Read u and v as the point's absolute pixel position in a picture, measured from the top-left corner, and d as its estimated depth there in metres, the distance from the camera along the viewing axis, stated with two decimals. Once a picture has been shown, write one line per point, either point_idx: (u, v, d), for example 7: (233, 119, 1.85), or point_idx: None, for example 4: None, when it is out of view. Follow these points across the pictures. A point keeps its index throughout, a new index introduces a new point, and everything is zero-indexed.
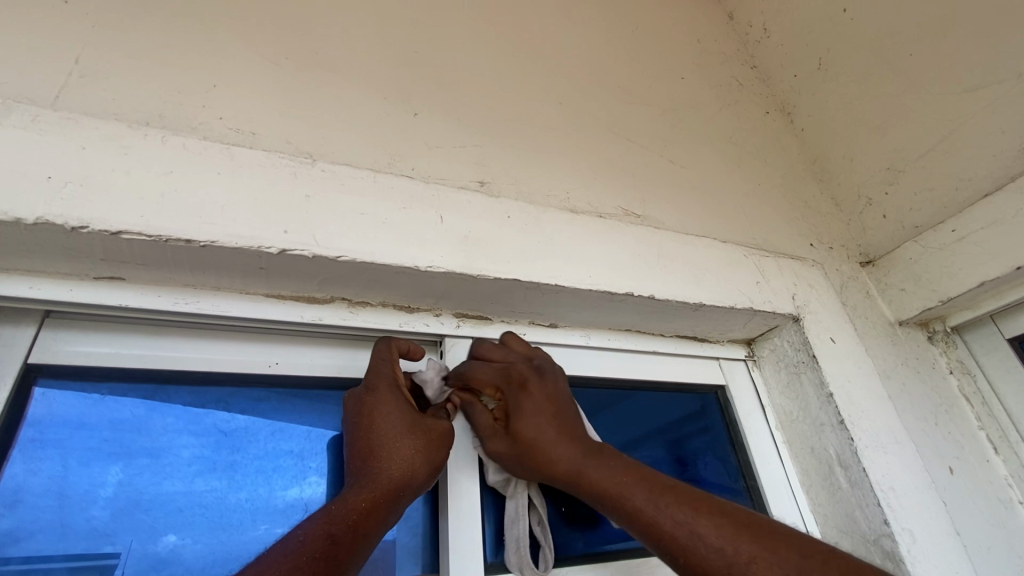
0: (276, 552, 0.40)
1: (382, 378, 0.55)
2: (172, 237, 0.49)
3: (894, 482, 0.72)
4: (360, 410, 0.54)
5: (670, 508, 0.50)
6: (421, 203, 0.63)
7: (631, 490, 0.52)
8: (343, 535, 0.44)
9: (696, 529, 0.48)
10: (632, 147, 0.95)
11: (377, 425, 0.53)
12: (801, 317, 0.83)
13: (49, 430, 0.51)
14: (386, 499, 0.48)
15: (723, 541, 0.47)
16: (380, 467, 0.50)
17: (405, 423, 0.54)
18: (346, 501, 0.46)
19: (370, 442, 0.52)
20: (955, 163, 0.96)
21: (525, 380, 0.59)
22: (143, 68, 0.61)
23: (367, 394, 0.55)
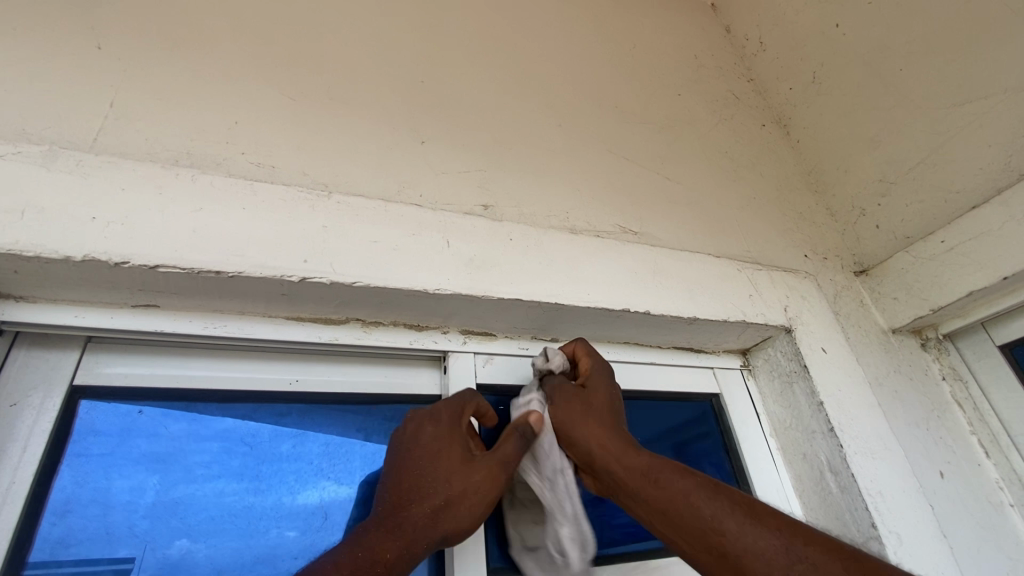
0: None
1: (446, 419, 0.60)
2: (203, 269, 0.54)
3: (882, 486, 0.75)
4: (421, 450, 0.57)
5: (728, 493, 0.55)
6: (429, 229, 0.68)
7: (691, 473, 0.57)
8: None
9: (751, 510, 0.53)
10: (630, 165, 0.99)
11: (427, 470, 0.56)
12: (793, 328, 0.86)
13: (93, 445, 0.56)
14: (410, 550, 0.51)
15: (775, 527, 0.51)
16: (413, 512, 0.53)
17: (451, 471, 0.56)
18: (371, 547, 0.50)
19: (415, 485, 0.55)
20: (944, 175, 0.99)
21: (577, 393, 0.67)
22: (171, 109, 0.67)
23: (433, 432, 0.59)
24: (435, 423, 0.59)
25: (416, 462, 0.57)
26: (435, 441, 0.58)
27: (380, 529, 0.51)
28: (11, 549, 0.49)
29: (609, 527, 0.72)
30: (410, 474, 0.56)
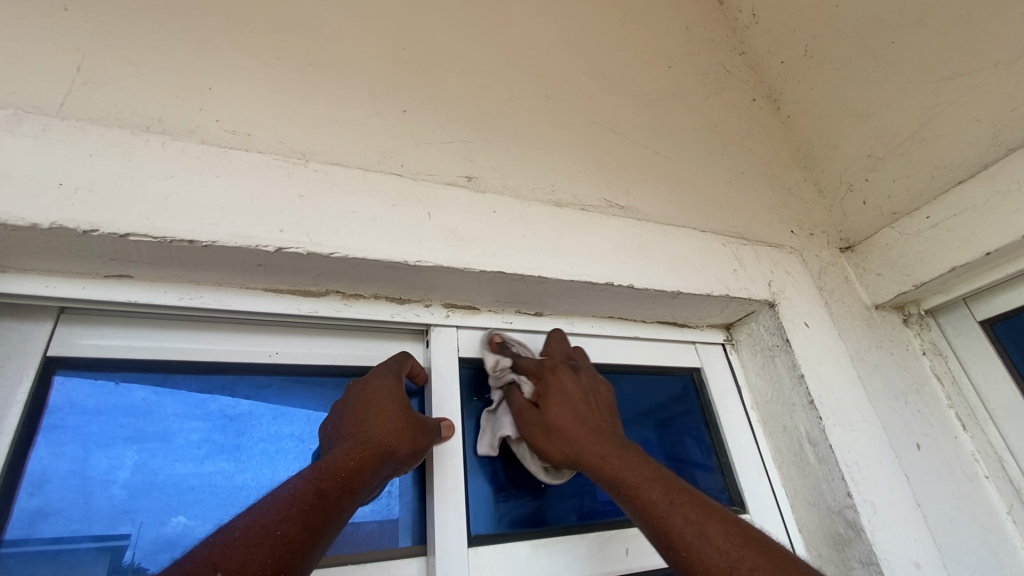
0: (269, 505, 0.44)
1: (386, 367, 0.63)
2: (176, 238, 0.53)
3: (860, 458, 0.77)
4: (362, 389, 0.59)
5: (684, 507, 0.51)
6: (410, 201, 0.67)
7: (643, 463, 0.57)
8: (330, 492, 0.48)
9: (705, 531, 0.49)
10: (618, 138, 0.97)
11: (375, 402, 0.58)
12: (776, 302, 0.87)
13: (69, 417, 0.56)
14: (372, 463, 0.52)
15: (729, 547, 0.48)
16: (370, 433, 0.55)
17: (402, 407, 0.59)
18: (335, 461, 0.51)
19: (366, 414, 0.57)
20: (931, 150, 0.98)
21: (556, 365, 0.67)
22: (143, 74, 0.64)
23: (372, 377, 0.61)
24: (371, 372, 0.62)
25: (360, 400, 0.58)
26: (375, 383, 0.60)
27: (340, 451, 0.52)
28: None
29: (591, 498, 0.74)
30: (361, 408, 0.57)
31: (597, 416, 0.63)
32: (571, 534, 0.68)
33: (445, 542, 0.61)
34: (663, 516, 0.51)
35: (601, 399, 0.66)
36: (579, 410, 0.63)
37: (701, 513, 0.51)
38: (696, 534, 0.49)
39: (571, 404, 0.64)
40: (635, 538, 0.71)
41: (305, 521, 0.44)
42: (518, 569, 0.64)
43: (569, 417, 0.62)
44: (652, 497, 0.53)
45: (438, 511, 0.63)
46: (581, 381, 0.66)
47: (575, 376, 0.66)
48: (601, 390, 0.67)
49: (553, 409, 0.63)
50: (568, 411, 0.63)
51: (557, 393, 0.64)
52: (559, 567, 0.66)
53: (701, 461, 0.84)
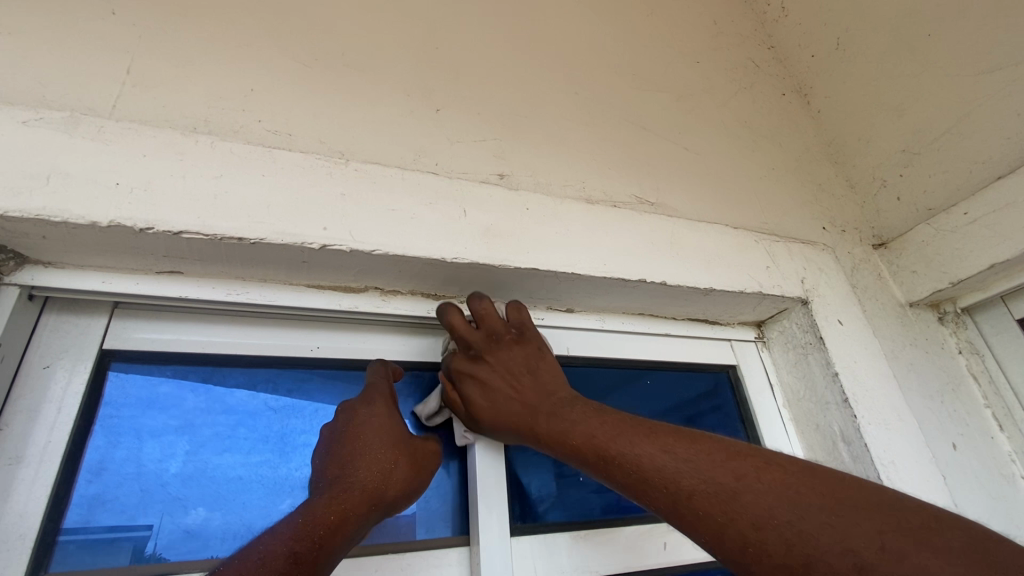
0: (240, 563, 0.42)
1: (377, 393, 0.61)
2: (226, 235, 0.54)
3: (896, 457, 0.76)
4: (353, 418, 0.59)
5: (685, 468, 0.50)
6: (446, 199, 0.67)
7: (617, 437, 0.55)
8: (309, 550, 0.45)
9: (714, 485, 0.48)
10: (648, 135, 0.97)
11: (365, 442, 0.56)
12: (809, 299, 0.86)
13: (124, 408, 0.58)
14: (354, 513, 0.50)
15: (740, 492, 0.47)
16: (356, 480, 0.53)
17: (393, 441, 0.58)
18: (315, 512, 0.48)
19: (355, 454, 0.55)
20: (969, 145, 0.96)
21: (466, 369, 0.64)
22: (190, 76, 0.66)
23: (363, 408, 0.60)
24: (362, 401, 0.61)
25: (350, 437, 0.57)
26: (365, 417, 0.59)
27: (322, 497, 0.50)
28: (51, 502, 0.51)
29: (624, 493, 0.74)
30: (350, 446, 0.56)
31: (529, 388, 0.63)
32: (609, 526, 0.69)
33: (487, 530, 0.62)
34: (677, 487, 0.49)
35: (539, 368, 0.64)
36: (513, 384, 0.63)
37: (700, 465, 0.50)
38: (697, 477, 0.49)
39: (496, 399, 0.62)
40: (672, 533, 0.71)
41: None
42: (557, 560, 0.64)
43: (497, 415, 0.62)
44: (629, 464, 0.52)
45: (479, 501, 0.64)
46: (493, 367, 0.64)
47: (486, 365, 0.64)
48: (515, 354, 0.64)
49: (486, 416, 0.62)
50: (495, 411, 0.62)
51: (478, 402, 0.62)
52: (595, 560, 0.66)
53: None
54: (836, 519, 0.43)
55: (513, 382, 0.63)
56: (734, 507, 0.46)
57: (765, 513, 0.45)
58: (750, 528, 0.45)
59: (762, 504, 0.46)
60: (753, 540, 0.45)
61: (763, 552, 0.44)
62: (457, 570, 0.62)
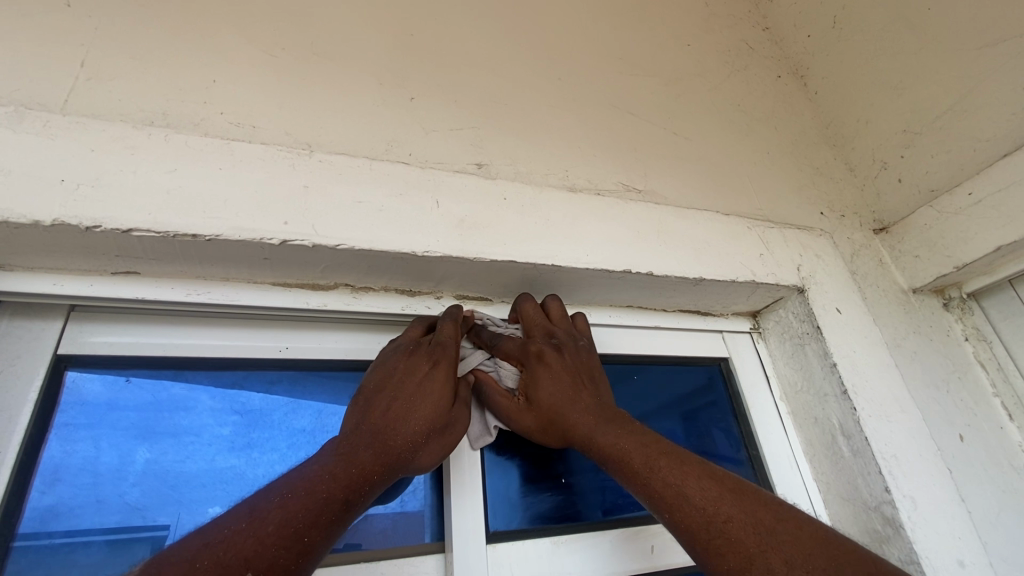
0: (299, 503, 0.43)
1: (446, 358, 0.56)
2: (179, 232, 0.52)
3: (898, 450, 0.72)
4: (410, 376, 0.55)
5: (706, 489, 0.49)
6: (417, 188, 0.64)
7: (643, 454, 0.53)
8: (354, 503, 0.47)
9: (730, 513, 0.47)
10: (636, 122, 0.93)
11: (416, 403, 0.53)
12: (806, 288, 0.82)
13: (80, 414, 0.55)
14: (394, 469, 0.50)
15: (754, 525, 0.46)
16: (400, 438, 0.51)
17: (441, 410, 0.54)
18: (364, 463, 0.48)
19: (403, 415, 0.52)
20: (973, 122, 0.92)
21: (542, 352, 0.60)
22: (147, 68, 0.63)
23: (427, 365, 0.56)
24: (428, 357, 0.56)
25: (402, 389, 0.54)
26: (424, 375, 0.55)
27: (371, 445, 0.50)
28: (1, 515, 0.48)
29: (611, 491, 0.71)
30: (400, 398, 0.53)
31: (583, 391, 0.59)
32: (592, 532, 0.66)
33: (462, 538, 0.59)
34: (701, 517, 0.47)
35: (590, 370, 0.62)
36: (574, 383, 0.59)
37: (717, 491, 0.49)
38: (722, 514, 0.47)
39: (561, 391, 0.58)
40: (660, 536, 0.68)
41: (328, 529, 0.44)
42: (537, 567, 0.62)
43: (560, 408, 0.58)
44: (668, 483, 0.50)
45: (455, 508, 0.61)
46: (568, 361, 0.60)
47: (562, 355, 0.61)
48: (587, 360, 0.62)
49: (548, 403, 0.58)
50: (559, 403, 0.58)
51: (547, 387, 0.59)
52: (580, 565, 0.63)
53: (728, 453, 0.81)
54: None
55: (582, 385, 0.59)
56: (771, 542, 0.45)
57: (800, 556, 0.43)
58: (782, 565, 0.43)
59: (799, 546, 0.44)
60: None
61: None
62: None
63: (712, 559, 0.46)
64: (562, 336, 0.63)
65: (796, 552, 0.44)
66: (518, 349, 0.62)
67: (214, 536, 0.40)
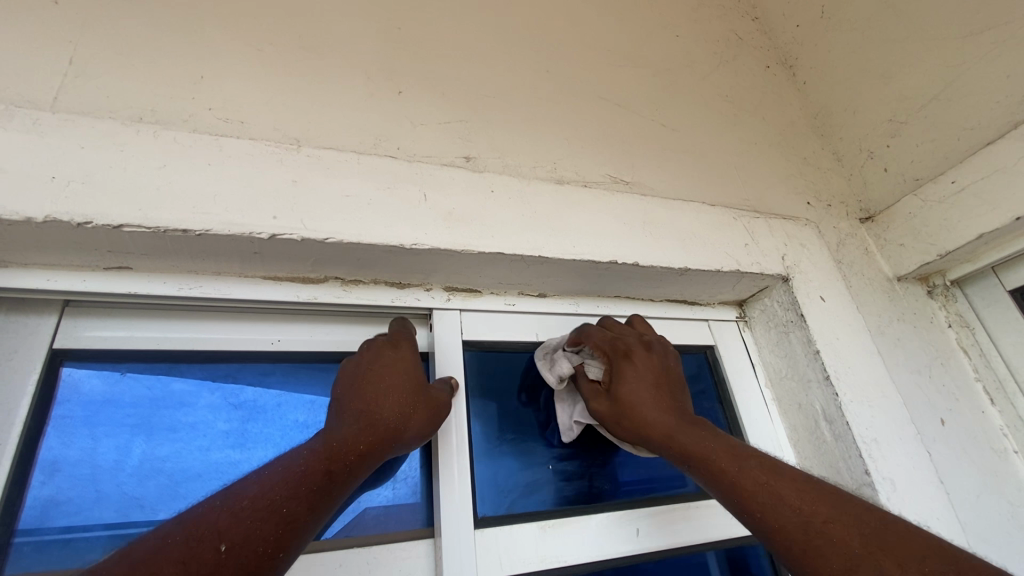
0: (281, 478, 0.45)
1: (407, 340, 0.60)
2: (169, 227, 0.53)
3: (879, 434, 0.74)
4: (379, 359, 0.57)
5: (800, 493, 0.50)
6: (405, 182, 0.65)
7: (727, 456, 0.54)
8: (337, 476, 0.48)
9: (824, 516, 0.48)
10: (625, 114, 0.94)
11: (390, 381, 0.55)
12: (790, 276, 0.84)
13: (77, 408, 0.56)
14: (375, 447, 0.52)
15: (849, 529, 0.47)
16: (380, 412, 0.53)
17: (414, 384, 0.57)
18: (340, 442, 0.50)
19: (379, 391, 0.54)
20: (957, 112, 0.93)
21: (629, 351, 0.65)
22: (136, 64, 0.64)
23: (390, 351, 0.58)
24: (391, 345, 0.59)
25: (373, 372, 0.56)
26: (390, 357, 0.58)
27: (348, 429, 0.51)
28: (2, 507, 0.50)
29: (599, 478, 0.73)
30: (371, 380, 0.55)
31: (669, 396, 0.62)
32: (579, 516, 0.67)
33: (450, 524, 0.61)
34: (798, 520, 0.48)
35: (673, 380, 0.65)
36: (660, 388, 0.63)
37: (812, 496, 0.50)
38: (820, 516, 0.48)
39: (647, 393, 0.62)
40: (645, 519, 0.70)
41: (309, 501, 0.46)
42: (525, 551, 0.63)
43: (644, 407, 0.61)
44: (761, 481, 0.52)
45: (443, 494, 0.62)
46: (652, 362, 0.65)
47: (650, 357, 0.65)
48: (672, 366, 0.66)
49: (629, 398, 0.62)
50: (642, 401, 0.61)
51: (631, 385, 0.62)
52: (566, 548, 0.65)
53: None
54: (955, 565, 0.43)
55: (669, 390, 0.63)
56: (870, 543, 0.46)
57: (908, 558, 0.44)
58: (889, 566, 0.44)
59: (897, 549, 0.45)
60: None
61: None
62: (423, 565, 0.60)
63: (815, 562, 0.46)
64: (652, 340, 0.67)
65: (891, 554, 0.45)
66: (609, 344, 0.66)
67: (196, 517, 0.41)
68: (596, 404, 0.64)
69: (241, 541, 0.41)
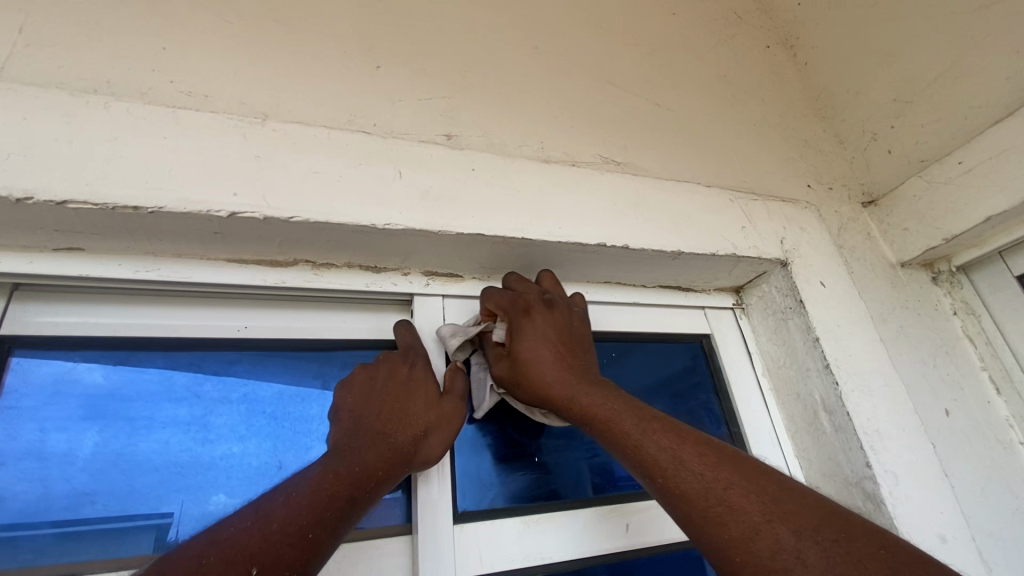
0: (306, 501, 0.44)
1: (421, 359, 0.60)
2: (119, 204, 0.49)
3: (881, 426, 0.71)
4: (395, 378, 0.57)
5: (701, 458, 0.48)
6: (379, 158, 0.61)
7: (622, 418, 0.53)
8: (359, 497, 0.47)
9: (727, 485, 0.46)
10: (617, 93, 0.90)
11: (407, 403, 0.56)
12: (789, 261, 0.80)
13: (26, 398, 0.53)
14: (394, 470, 0.51)
15: (748, 496, 0.45)
16: (397, 432, 0.53)
17: (430, 405, 0.57)
18: (366, 462, 0.49)
19: (397, 413, 0.55)
20: (965, 90, 0.89)
21: (531, 306, 0.63)
22: (92, 33, 0.60)
23: (406, 368, 0.58)
24: (404, 361, 0.59)
25: (389, 392, 0.56)
26: (406, 377, 0.58)
27: (367, 449, 0.50)
28: None
29: (587, 471, 0.70)
30: (389, 400, 0.55)
31: (569, 354, 0.61)
32: (565, 511, 0.64)
33: (428, 519, 0.58)
34: (702, 489, 0.46)
35: (577, 338, 0.64)
36: (557, 347, 0.61)
37: (713, 460, 0.48)
38: (722, 482, 0.46)
39: (546, 352, 0.60)
40: (635, 514, 0.67)
41: (333, 527, 0.44)
42: (506, 549, 0.60)
43: (541, 365, 0.60)
44: (661, 447, 0.50)
45: (421, 487, 0.59)
46: (555, 318, 0.63)
47: (551, 314, 0.63)
48: (576, 325, 0.65)
49: (527, 357, 0.60)
50: (540, 359, 0.60)
51: (530, 342, 0.61)
52: (550, 545, 0.62)
53: (709, 431, 0.80)
54: (881, 550, 0.40)
55: (569, 347, 0.62)
56: (776, 512, 0.43)
57: (806, 524, 0.42)
58: (790, 535, 0.42)
59: (805, 517, 0.43)
60: (789, 547, 0.41)
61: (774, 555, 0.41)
62: (398, 561, 0.57)
63: (712, 530, 0.44)
64: (556, 297, 0.66)
65: (800, 522, 0.43)
66: (509, 299, 0.64)
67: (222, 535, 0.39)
68: (498, 366, 0.63)
69: (270, 565, 0.39)
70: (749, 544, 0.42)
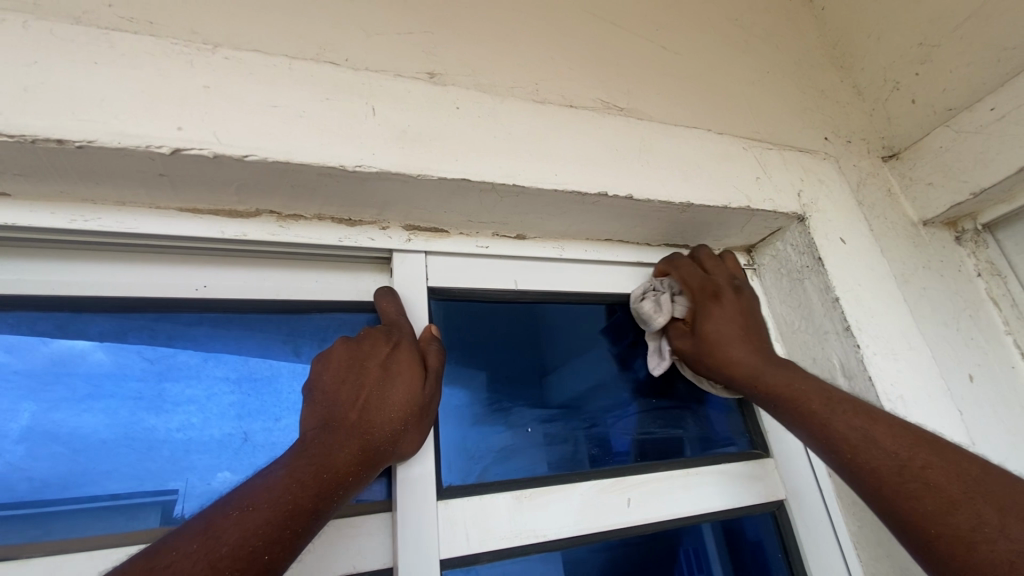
0: (263, 519, 0.37)
1: (404, 336, 0.53)
2: (39, 137, 0.42)
3: (905, 392, 0.65)
4: (376, 357, 0.51)
5: (886, 435, 0.47)
6: (349, 94, 0.54)
7: (806, 397, 0.53)
8: (324, 507, 0.41)
9: (920, 462, 0.45)
10: (619, 33, 0.82)
11: (388, 387, 0.49)
12: (807, 216, 0.73)
13: None
14: (368, 468, 0.45)
15: (946, 476, 0.44)
16: (374, 423, 0.47)
17: (413, 389, 0.50)
18: (337, 461, 0.43)
19: (376, 400, 0.48)
20: (1000, 27, 0.80)
21: (721, 292, 0.65)
22: None
23: (387, 348, 0.52)
24: (387, 339, 0.52)
25: (367, 374, 0.49)
26: (387, 357, 0.51)
27: (342, 442, 0.44)
28: None
29: (587, 442, 0.64)
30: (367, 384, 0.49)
31: (749, 335, 0.62)
32: (563, 484, 0.59)
33: (411, 494, 0.52)
34: (895, 463, 0.46)
35: (756, 322, 0.64)
36: (744, 329, 0.62)
37: (903, 438, 0.47)
38: (918, 461, 0.45)
39: (731, 332, 0.61)
40: (637, 488, 0.62)
41: (292, 544, 0.38)
42: (498, 526, 0.55)
43: (727, 346, 0.61)
44: (853, 426, 0.49)
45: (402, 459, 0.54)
46: (740, 303, 0.64)
47: (739, 299, 0.64)
48: (756, 311, 0.65)
49: (712, 335, 0.62)
50: (725, 338, 0.61)
51: (717, 321, 0.62)
52: (547, 521, 0.57)
53: (716, 399, 0.74)
54: None
55: (754, 329, 0.62)
56: (981, 492, 0.42)
57: (1011, 504, 0.41)
58: (995, 514, 0.41)
59: (1009, 497, 0.42)
60: (992, 523, 0.41)
61: (977, 532, 0.41)
62: (377, 540, 0.52)
63: (906, 506, 0.44)
64: (741, 283, 0.67)
65: (1005, 500, 0.42)
66: (704, 281, 0.66)
67: (161, 556, 0.33)
68: (681, 342, 0.65)
69: None
70: (948, 520, 0.42)
